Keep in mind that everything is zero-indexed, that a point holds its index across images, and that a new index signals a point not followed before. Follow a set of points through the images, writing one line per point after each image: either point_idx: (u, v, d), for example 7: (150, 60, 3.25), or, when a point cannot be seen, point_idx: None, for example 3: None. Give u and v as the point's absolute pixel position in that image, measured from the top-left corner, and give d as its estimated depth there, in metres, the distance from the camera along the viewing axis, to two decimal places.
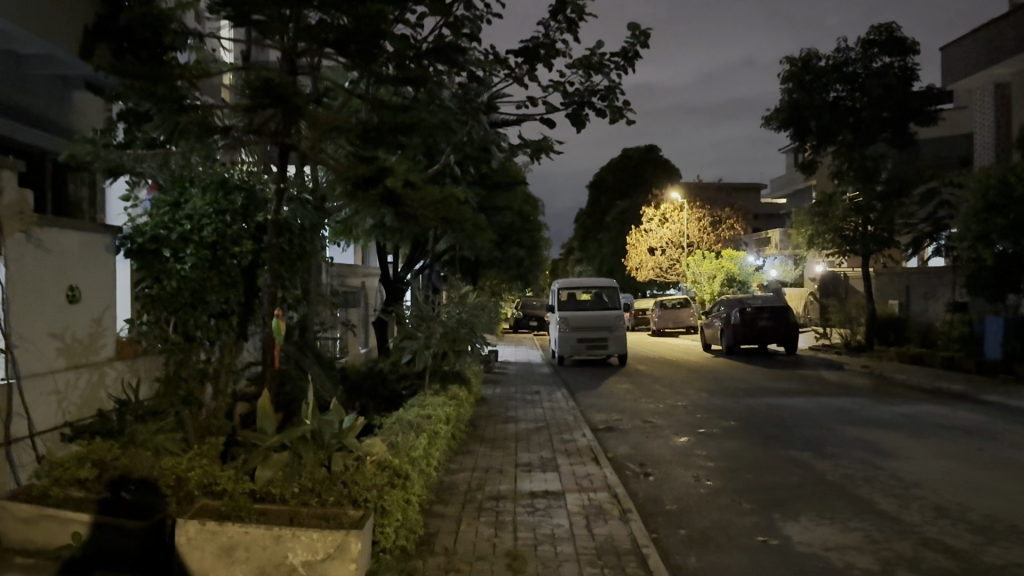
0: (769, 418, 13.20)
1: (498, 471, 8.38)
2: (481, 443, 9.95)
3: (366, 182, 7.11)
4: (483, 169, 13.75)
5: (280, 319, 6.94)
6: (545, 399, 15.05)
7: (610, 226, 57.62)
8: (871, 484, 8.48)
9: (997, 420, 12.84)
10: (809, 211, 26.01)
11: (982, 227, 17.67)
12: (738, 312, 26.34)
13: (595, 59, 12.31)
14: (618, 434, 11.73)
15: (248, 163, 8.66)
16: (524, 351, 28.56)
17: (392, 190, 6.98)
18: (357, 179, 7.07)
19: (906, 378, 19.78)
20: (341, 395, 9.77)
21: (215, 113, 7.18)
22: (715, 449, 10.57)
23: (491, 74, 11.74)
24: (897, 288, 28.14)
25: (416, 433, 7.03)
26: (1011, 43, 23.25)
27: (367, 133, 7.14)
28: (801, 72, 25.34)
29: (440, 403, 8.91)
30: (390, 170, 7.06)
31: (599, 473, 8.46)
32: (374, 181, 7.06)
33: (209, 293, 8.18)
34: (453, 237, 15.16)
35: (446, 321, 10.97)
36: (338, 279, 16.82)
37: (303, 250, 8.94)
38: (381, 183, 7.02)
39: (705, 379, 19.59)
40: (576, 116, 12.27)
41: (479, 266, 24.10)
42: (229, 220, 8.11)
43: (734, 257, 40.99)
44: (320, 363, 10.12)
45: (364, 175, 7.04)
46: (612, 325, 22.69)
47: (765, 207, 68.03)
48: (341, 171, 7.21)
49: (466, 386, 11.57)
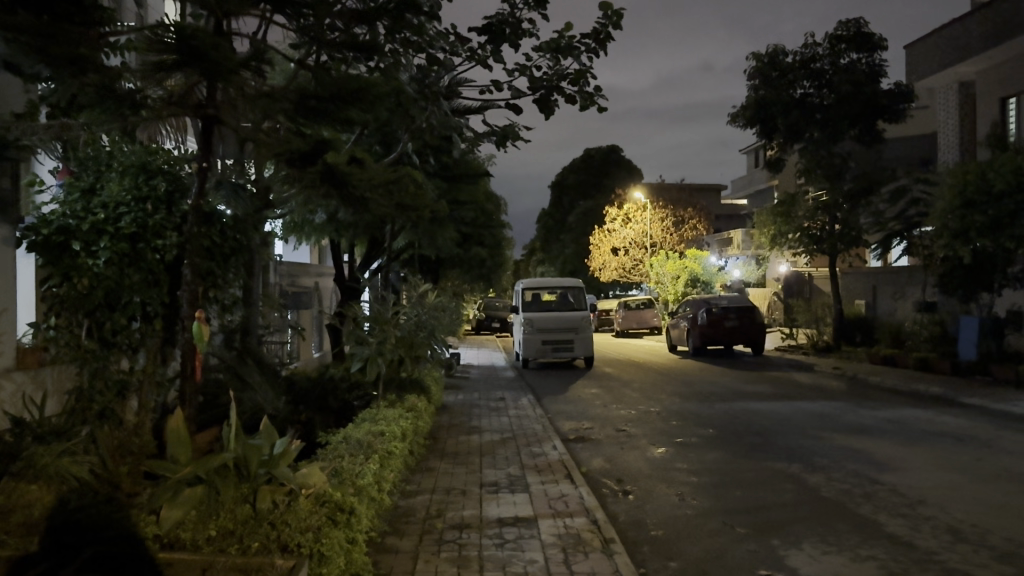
0: (748, 425, 12.40)
1: (461, 493, 7.42)
2: (442, 459, 8.97)
3: (302, 160, 6.17)
4: (444, 161, 12.75)
5: (201, 321, 5.86)
6: (510, 406, 14.12)
7: (572, 227, 56.89)
8: (873, 502, 7.67)
9: (986, 426, 12.20)
10: (771, 209, 25.64)
11: (960, 224, 17.09)
12: (705, 313, 25.70)
13: (564, 43, 11.43)
14: (591, 445, 10.86)
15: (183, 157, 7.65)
16: (487, 353, 27.71)
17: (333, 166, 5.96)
18: (292, 157, 6.14)
19: (881, 379, 19.19)
20: (280, 409, 8.73)
21: (129, 78, 6.08)
22: (697, 461, 9.71)
23: (452, 55, 10.76)
24: (864, 288, 27.78)
25: (366, 455, 6.04)
26: (977, 41, 22.85)
27: (305, 105, 6.13)
28: (768, 68, 24.59)
29: (394, 416, 7.93)
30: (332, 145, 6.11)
31: (575, 494, 7.52)
32: (311, 159, 6.12)
33: (129, 293, 7.16)
34: (411, 233, 14.15)
35: (401, 325, 9.90)
36: (288, 279, 15.72)
37: (237, 244, 7.89)
38: (319, 159, 6.09)
39: (674, 383, 18.82)
40: (544, 102, 11.35)
41: (439, 266, 23.13)
42: (149, 207, 7.24)
43: (698, 258, 40.45)
44: (261, 371, 9.04)
45: (301, 150, 6.10)
46: (579, 326, 21.84)
47: (726, 208, 67.90)
48: (273, 149, 6.26)
49: (424, 394, 10.61)
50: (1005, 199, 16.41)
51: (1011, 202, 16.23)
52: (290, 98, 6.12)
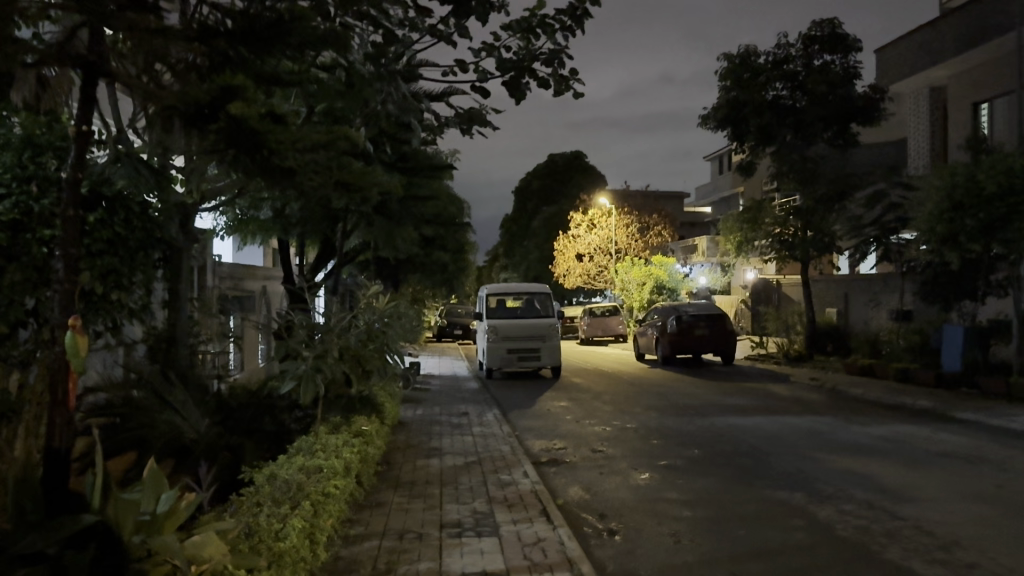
0: (736, 444, 11.26)
1: (417, 538, 6.16)
2: (396, 491, 7.69)
3: (203, 115, 4.94)
4: (401, 151, 11.33)
5: (76, 331, 4.39)
6: (474, 423, 12.80)
7: (535, 232, 55.69)
8: (900, 544, 6.59)
9: (990, 445, 11.26)
10: (737, 216, 24.64)
11: (949, 228, 16.16)
12: (674, 320, 24.69)
13: (536, 21, 10.16)
14: (566, 469, 9.65)
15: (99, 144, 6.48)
16: (449, 361, 26.83)
17: (238, 119, 4.90)
18: (190, 114, 4.91)
19: (863, 392, 18.22)
20: (204, 433, 7.34)
21: (23, 24, 4.97)
22: (687, 490, 8.52)
23: (411, 31, 9.47)
24: (835, 296, 26.99)
25: (293, 502, 4.82)
26: (950, 45, 22.10)
27: (212, 35, 4.93)
28: (740, 69, 23.54)
29: (337, 444, 6.68)
30: (241, 93, 4.78)
31: (554, 537, 6.29)
32: (213, 114, 4.93)
33: (14, 296, 5.88)
34: (365, 231, 12.80)
35: (348, 334, 8.51)
36: (229, 282, 14.26)
37: (137, 241, 6.86)
38: (223, 111, 4.77)
39: (646, 395, 17.68)
40: (513, 87, 10.12)
41: (400, 269, 21.79)
42: (33, 189, 6.07)
43: (663, 264, 39.32)
44: (186, 390, 7.72)
45: (199, 102, 4.89)
46: (546, 334, 20.64)
47: (689, 215, 67.40)
48: (166, 100, 4.83)
49: (375, 413, 9.35)
50: (996, 203, 15.48)
51: (1003, 204, 15.35)
52: (193, 32, 4.90)
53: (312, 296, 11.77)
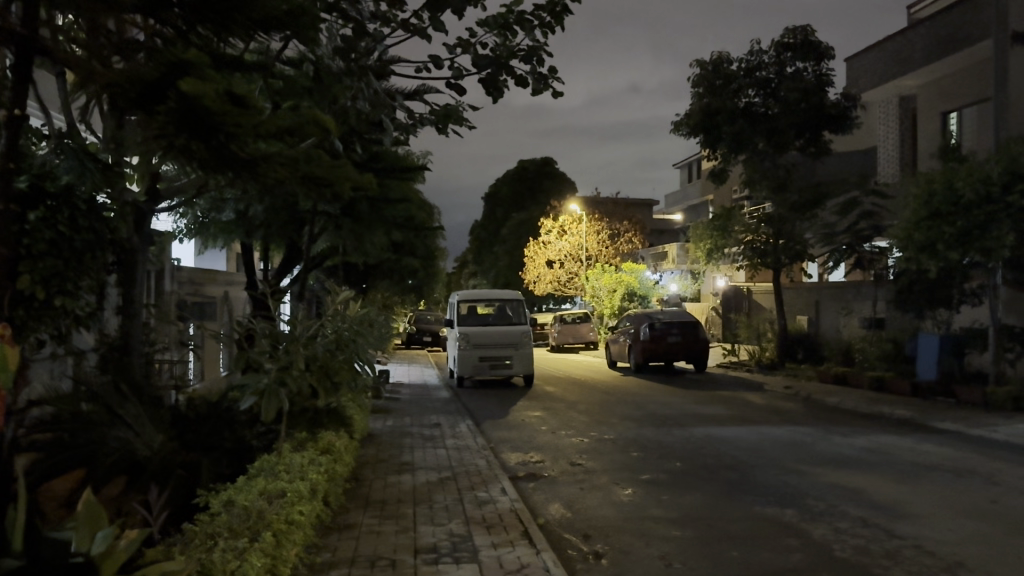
0: (719, 457, 10.88)
1: (391, 565, 5.67)
2: (365, 511, 7.18)
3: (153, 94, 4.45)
4: (371, 151, 10.74)
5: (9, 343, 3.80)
6: (446, 435, 12.30)
7: (505, 238, 55.24)
8: (903, 566, 6.23)
9: (976, 456, 11.00)
10: (710, 223, 24.43)
11: (927, 236, 15.96)
12: (647, 327, 24.36)
13: (513, 17, 9.70)
14: (545, 485, 9.20)
15: (42, 137, 5.95)
16: (418, 369, 26.24)
17: (188, 99, 4.23)
18: (136, 94, 4.39)
19: (839, 401, 18.00)
20: (158, 449, 6.79)
21: None
22: (673, 507, 8.10)
23: (382, 25, 8.97)
24: (807, 304, 26.86)
25: (251, 535, 4.38)
26: (920, 54, 22.02)
27: (164, 5, 4.50)
28: (713, 76, 23.36)
29: (301, 463, 6.18)
30: (195, 71, 4.30)
31: (538, 563, 5.82)
32: (162, 93, 4.38)
33: None
34: (333, 235, 12.20)
35: (314, 343, 7.97)
36: (188, 287, 13.61)
37: (83, 243, 6.28)
38: (172, 90, 4.30)
39: (620, 405, 17.28)
40: (489, 84, 9.67)
41: (368, 275, 21.22)
42: None
43: (634, 272, 39.04)
44: (140, 404, 7.15)
45: (150, 81, 4.40)
46: (518, 342, 20.19)
47: (659, 222, 67.44)
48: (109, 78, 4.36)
49: (344, 426, 8.81)
50: (974, 210, 15.23)
51: (980, 212, 15.12)
52: (142, 3, 4.51)
53: (276, 302, 11.21)
